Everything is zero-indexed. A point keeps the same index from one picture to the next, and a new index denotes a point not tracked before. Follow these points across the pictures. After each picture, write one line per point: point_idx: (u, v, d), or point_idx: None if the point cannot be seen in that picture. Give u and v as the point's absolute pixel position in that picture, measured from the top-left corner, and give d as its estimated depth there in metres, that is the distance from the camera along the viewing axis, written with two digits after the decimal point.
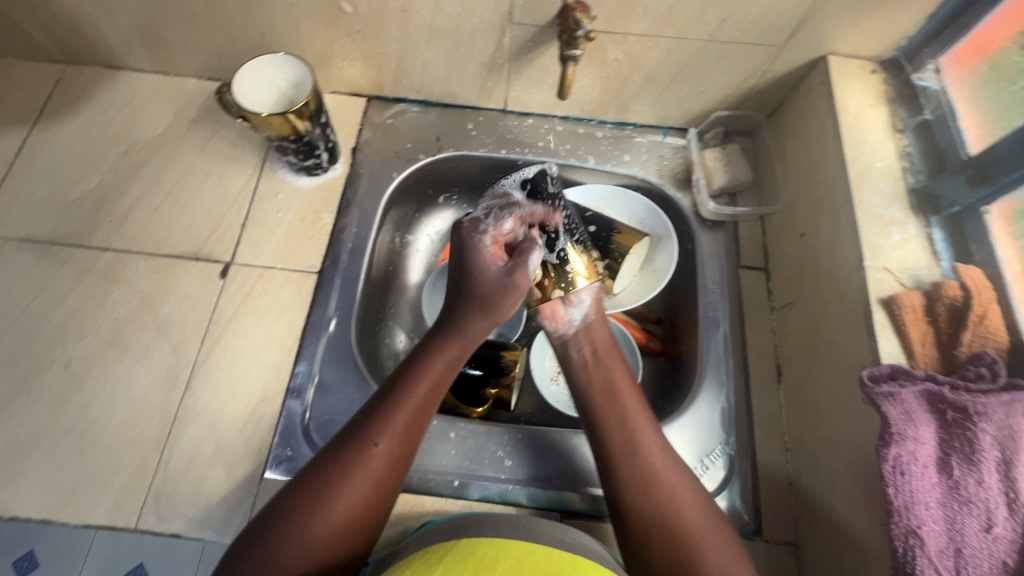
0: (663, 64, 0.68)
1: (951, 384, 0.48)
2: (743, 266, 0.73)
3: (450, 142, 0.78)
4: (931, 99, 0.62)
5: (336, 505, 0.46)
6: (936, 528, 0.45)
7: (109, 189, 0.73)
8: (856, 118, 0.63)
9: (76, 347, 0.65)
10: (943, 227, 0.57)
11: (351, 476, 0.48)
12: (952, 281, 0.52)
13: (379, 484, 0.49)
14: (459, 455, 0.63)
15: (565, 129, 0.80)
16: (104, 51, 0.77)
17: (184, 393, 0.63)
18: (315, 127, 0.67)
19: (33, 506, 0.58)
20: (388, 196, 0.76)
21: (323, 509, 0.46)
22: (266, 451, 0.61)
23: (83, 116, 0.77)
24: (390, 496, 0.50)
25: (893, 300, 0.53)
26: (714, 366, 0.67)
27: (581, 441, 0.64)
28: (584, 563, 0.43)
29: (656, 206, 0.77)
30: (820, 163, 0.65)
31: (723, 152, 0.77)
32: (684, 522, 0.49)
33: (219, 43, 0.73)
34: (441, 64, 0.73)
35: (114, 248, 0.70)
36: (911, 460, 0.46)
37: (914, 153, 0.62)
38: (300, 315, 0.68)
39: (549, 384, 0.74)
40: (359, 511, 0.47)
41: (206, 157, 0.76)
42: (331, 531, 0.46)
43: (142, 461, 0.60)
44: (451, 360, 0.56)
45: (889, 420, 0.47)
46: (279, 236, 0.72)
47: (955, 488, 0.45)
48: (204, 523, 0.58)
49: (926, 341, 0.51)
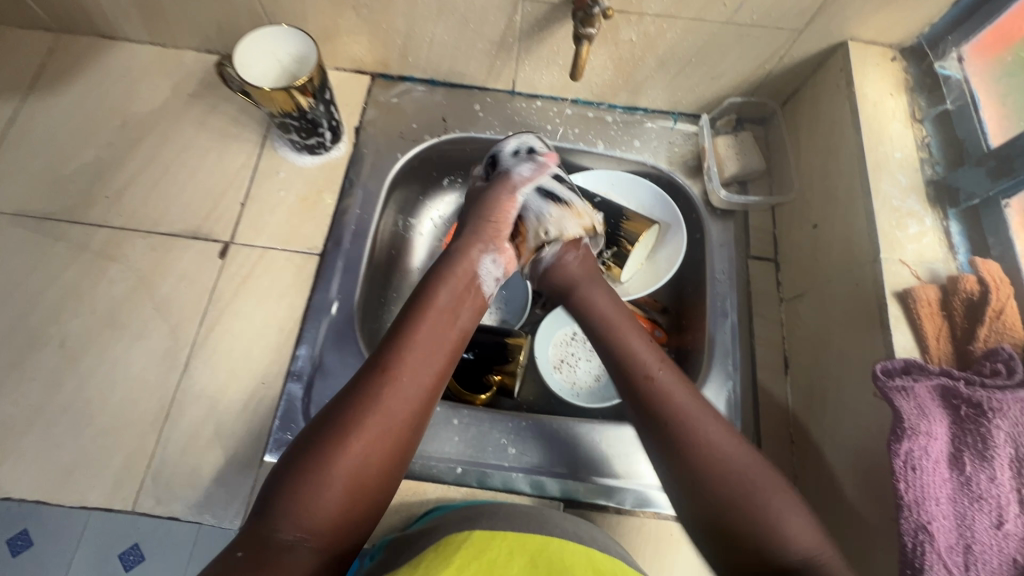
0: (678, 46, 0.67)
1: (966, 380, 0.47)
2: (752, 256, 0.72)
3: (456, 123, 0.76)
4: (950, 90, 0.61)
5: (353, 453, 0.45)
6: (946, 524, 0.44)
7: (105, 164, 0.71)
8: (875, 107, 0.62)
9: (71, 326, 0.63)
10: (960, 220, 0.56)
11: (363, 423, 0.46)
12: (970, 276, 0.50)
13: (386, 444, 0.46)
14: (462, 442, 0.62)
15: (574, 113, 0.78)
16: (99, 20, 0.74)
17: (182, 374, 0.62)
18: (318, 104, 0.65)
19: (28, 486, 0.57)
20: (392, 177, 0.74)
21: (337, 458, 0.44)
22: (266, 435, 0.60)
23: (77, 88, 0.75)
24: (400, 458, 0.48)
25: (908, 293, 0.52)
26: (721, 357, 0.66)
27: (586, 429, 0.63)
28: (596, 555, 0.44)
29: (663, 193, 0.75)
30: (836, 153, 0.64)
31: (735, 139, 0.76)
32: (730, 468, 0.48)
33: (219, 14, 0.70)
34: (449, 41, 0.70)
35: (110, 225, 0.68)
36: (922, 455, 0.45)
37: (933, 144, 0.61)
38: (301, 297, 0.66)
39: (552, 371, 0.73)
40: (380, 458, 0.46)
41: (205, 133, 0.74)
42: (352, 481, 0.44)
43: (140, 442, 0.59)
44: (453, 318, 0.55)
45: (902, 415, 0.46)
46: (280, 216, 0.70)
47: (967, 484, 0.45)
48: (204, 506, 0.57)
49: (941, 336, 0.50)
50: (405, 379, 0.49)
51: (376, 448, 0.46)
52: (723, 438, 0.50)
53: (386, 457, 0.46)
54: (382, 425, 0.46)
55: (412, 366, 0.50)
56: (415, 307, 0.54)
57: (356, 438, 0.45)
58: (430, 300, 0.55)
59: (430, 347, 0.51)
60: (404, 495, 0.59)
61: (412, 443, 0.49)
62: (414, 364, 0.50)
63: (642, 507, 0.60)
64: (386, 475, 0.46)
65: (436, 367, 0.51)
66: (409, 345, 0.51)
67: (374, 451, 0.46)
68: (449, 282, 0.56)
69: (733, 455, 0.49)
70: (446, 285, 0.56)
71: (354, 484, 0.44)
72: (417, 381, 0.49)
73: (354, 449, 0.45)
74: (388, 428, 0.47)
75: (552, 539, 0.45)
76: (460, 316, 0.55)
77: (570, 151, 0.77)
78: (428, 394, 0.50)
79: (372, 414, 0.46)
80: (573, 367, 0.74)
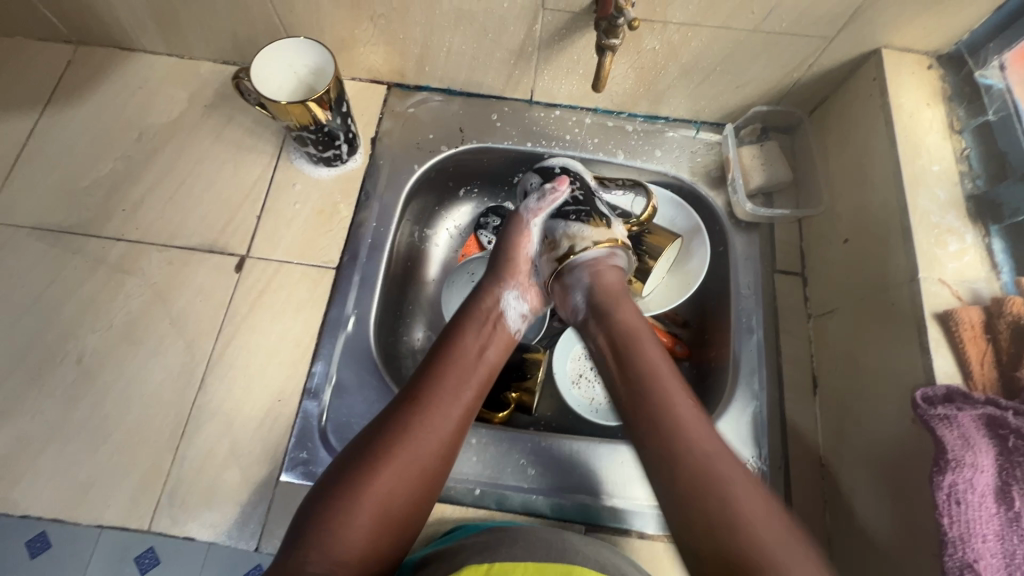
0: (704, 55, 0.65)
1: (1015, 410, 0.44)
2: (779, 270, 0.70)
3: (474, 133, 0.75)
4: (992, 99, 0.58)
5: (381, 485, 0.45)
6: (995, 564, 0.42)
7: (123, 176, 0.71)
8: (911, 117, 0.59)
9: (88, 341, 0.63)
10: (1004, 237, 0.54)
11: (394, 454, 0.47)
12: (1018, 297, 0.47)
13: (416, 477, 0.47)
14: (481, 462, 0.60)
15: (594, 122, 0.76)
16: (116, 32, 0.74)
17: (198, 391, 0.62)
18: (335, 116, 0.64)
19: (45, 504, 0.57)
20: (408, 188, 0.73)
21: (366, 490, 0.45)
22: (282, 453, 0.59)
23: (95, 99, 0.75)
24: (429, 492, 0.48)
25: (950, 315, 0.50)
26: (747, 376, 0.64)
27: (608, 450, 0.61)
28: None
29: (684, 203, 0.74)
30: (869, 165, 0.61)
31: (760, 149, 0.73)
32: (739, 512, 0.43)
33: (235, 25, 0.70)
34: (467, 51, 0.69)
35: (127, 239, 0.68)
36: (968, 488, 0.43)
37: (973, 156, 0.58)
38: (317, 312, 0.66)
39: (571, 387, 0.71)
40: (408, 490, 0.47)
41: (221, 144, 0.73)
42: (378, 514, 0.45)
43: (156, 460, 0.59)
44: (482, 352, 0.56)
45: (945, 445, 0.44)
46: (296, 229, 0.69)
47: (1016, 520, 0.42)
48: (219, 527, 0.56)
49: (985, 361, 0.48)
50: (434, 412, 0.50)
51: (405, 481, 0.46)
52: (741, 487, 0.45)
53: (414, 490, 0.47)
54: (411, 458, 0.47)
55: (443, 399, 0.51)
56: (445, 342, 0.56)
57: (386, 470, 0.46)
58: (461, 335, 0.56)
59: (461, 380, 0.52)
60: None
61: (441, 478, 0.49)
62: (443, 397, 0.51)
63: (666, 531, 0.58)
64: (413, 509, 0.47)
65: (466, 401, 0.52)
66: (439, 378, 0.52)
67: (402, 484, 0.46)
68: (479, 319, 0.58)
69: (760, 522, 0.43)
70: (475, 322, 0.58)
71: (380, 517, 0.45)
72: (447, 414, 0.50)
73: (382, 481, 0.46)
74: (417, 462, 0.47)
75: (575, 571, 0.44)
76: (488, 350, 0.57)
77: (590, 162, 0.75)
78: (458, 427, 0.51)
79: (402, 446, 0.47)
80: (592, 382, 0.72)
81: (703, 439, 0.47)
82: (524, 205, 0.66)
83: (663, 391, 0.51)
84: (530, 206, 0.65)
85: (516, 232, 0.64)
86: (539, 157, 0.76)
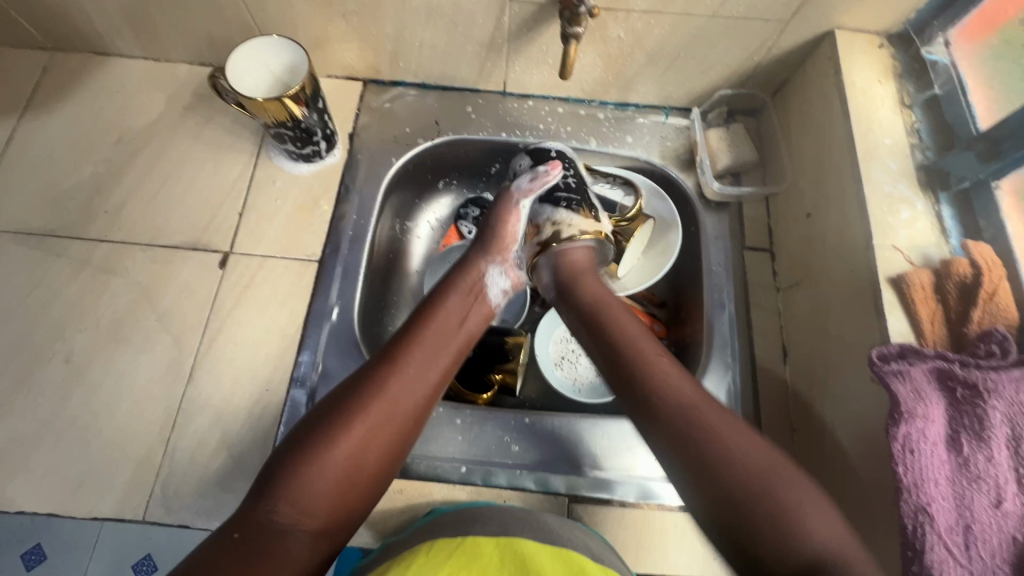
0: (666, 41, 0.67)
1: (961, 362, 0.47)
2: (748, 247, 0.72)
3: (450, 125, 0.77)
4: (939, 75, 0.61)
5: (351, 440, 0.47)
6: (945, 505, 0.44)
7: (104, 179, 0.72)
8: (863, 95, 0.62)
9: (76, 340, 0.64)
10: (951, 204, 0.57)
11: (367, 408, 0.49)
12: (963, 259, 0.51)
13: (383, 435, 0.49)
14: (466, 441, 0.63)
15: (566, 111, 0.78)
16: (92, 37, 0.74)
17: (187, 385, 0.63)
18: (312, 112, 0.66)
19: (40, 500, 0.58)
20: (387, 181, 0.74)
21: (337, 442, 0.47)
22: (272, 441, 0.61)
23: (73, 104, 0.76)
24: (398, 450, 0.50)
25: (902, 279, 0.53)
26: (720, 349, 0.67)
27: (589, 425, 0.63)
28: (594, 566, 0.44)
29: (658, 187, 0.76)
30: (827, 142, 0.64)
31: (727, 131, 0.76)
32: (752, 459, 0.46)
33: (210, 26, 0.71)
34: (439, 45, 0.71)
35: (111, 239, 0.69)
36: (920, 437, 0.46)
37: (922, 129, 0.61)
38: (302, 304, 0.67)
39: (554, 368, 0.74)
40: (378, 448, 0.48)
41: (201, 144, 0.75)
42: (347, 467, 0.46)
43: (148, 452, 0.60)
44: (458, 318, 0.58)
45: (899, 398, 0.47)
46: (278, 225, 0.71)
47: (964, 465, 0.45)
48: (212, 514, 0.58)
49: (935, 319, 0.51)
50: (410, 369, 0.52)
51: (374, 437, 0.48)
52: (721, 426, 0.48)
53: (384, 448, 0.49)
54: (383, 416, 0.49)
55: (418, 362, 0.53)
56: (424, 310, 0.57)
57: (357, 426, 0.48)
58: (440, 302, 0.58)
59: (437, 346, 0.55)
60: (409, 497, 0.60)
61: (410, 438, 0.51)
62: (420, 361, 0.53)
63: (647, 499, 0.60)
64: (383, 464, 0.49)
65: (440, 366, 0.54)
66: (416, 342, 0.54)
67: (373, 440, 0.48)
68: (459, 289, 0.60)
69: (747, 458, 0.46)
70: (454, 294, 0.59)
71: (348, 470, 0.46)
72: (421, 377, 0.52)
73: (352, 435, 0.47)
74: (389, 420, 0.49)
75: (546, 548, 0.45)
76: (468, 319, 0.59)
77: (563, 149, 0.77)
78: (431, 391, 0.52)
79: (374, 404, 0.49)
80: (574, 364, 0.74)
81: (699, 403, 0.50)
82: (516, 183, 0.66)
83: (642, 351, 0.54)
84: (523, 185, 0.65)
85: (505, 208, 0.65)
86: (514, 147, 0.77)
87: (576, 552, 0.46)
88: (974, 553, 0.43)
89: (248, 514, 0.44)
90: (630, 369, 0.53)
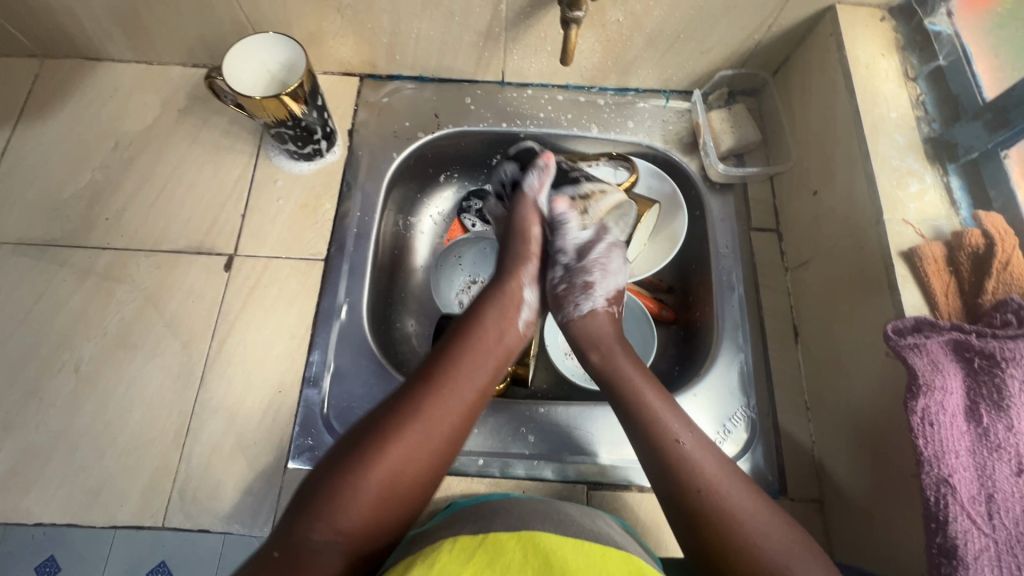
0: (666, 23, 0.66)
1: (977, 333, 0.47)
2: (754, 228, 0.72)
3: (449, 118, 0.76)
4: (942, 45, 0.60)
5: (392, 463, 0.47)
6: (967, 476, 0.45)
7: (103, 186, 0.71)
8: (867, 69, 0.62)
9: (84, 349, 0.64)
10: (960, 175, 0.57)
11: (411, 431, 0.48)
12: (974, 229, 0.51)
13: (427, 458, 0.48)
14: (482, 434, 0.63)
15: (566, 99, 0.78)
16: (82, 42, 0.73)
17: (199, 389, 0.63)
18: (311, 110, 0.65)
19: (57, 511, 0.58)
20: (389, 176, 0.74)
21: (378, 463, 0.46)
22: (288, 442, 0.61)
23: (66, 111, 0.74)
24: (437, 473, 0.50)
25: (914, 252, 0.53)
26: (731, 331, 0.67)
27: (602, 413, 0.64)
28: (617, 557, 0.44)
29: (659, 170, 0.76)
30: (831, 118, 0.64)
31: (728, 113, 0.76)
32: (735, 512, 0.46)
33: (202, 26, 0.70)
34: (436, 36, 0.70)
35: (113, 247, 0.68)
36: (939, 410, 0.46)
37: (928, 101, 0.60)
38: (310, 304, 0.67)
39: (565, 358, 0.74)
40: (416, 470, 0.48)
41: (199, 147, 0.74)
42: (386, 488, 0.46)
43: (164, 459, 0.60)
44: (500, 337, 0.58)
45: (917, 371, 0.47)
46: (281, 225, 0.70)
47: (984, 435, 0.45)
48: (232, 517, 0.58)
49: (949, 292, 0.51)
50: (452, 389, 0.52)
51: (415, 460, 0.48)
52: (720, 475, 0.48)
53: (423, 470, 0.48)
54: (423, 439, 0.49)
55: (458, 383, 0.53)
56: (462, 329, 0.57)
57: (398, 448, 0.47)
58: (481, 318, 0.58)
59: (476, 365, 0.55)
60: None
61: (449, 459, 0.50)
62: (459, 381, 0.53)
63: None
64: (421, 487, 0.48)
65: (479, 384, 0.54)
66: (455, 361, 0.54)
67: (413, 462, 0.48)
68: (497, 306, 0.60)
69: (752, 522, 0.45)
70: (489, 313, 0.59)
71: (388, 492, 0.46)
72: (461, 397, 0.52)
73: (393, 455, 0.47)
74: (430, 442, 0.49)
75: (570, 540, 0.44)
76: (505, 336, 0.58)
77: (563, 136, 0.77)
78: (470, 412, 0.52)
79: (414, 425, 0.49)
80: None
81: (699, 452, 0.50)
82: (525, 184, 0.69)
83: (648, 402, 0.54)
84: (533, 184, 0.68)
85: (526, 212, 0.67)
86: (514, 137, 0.77)
87: (599, 544, 0.45)
88: (998, 521, 0.43)
89: (286, 532, 0.43)
90: (634, 417, 0.53)
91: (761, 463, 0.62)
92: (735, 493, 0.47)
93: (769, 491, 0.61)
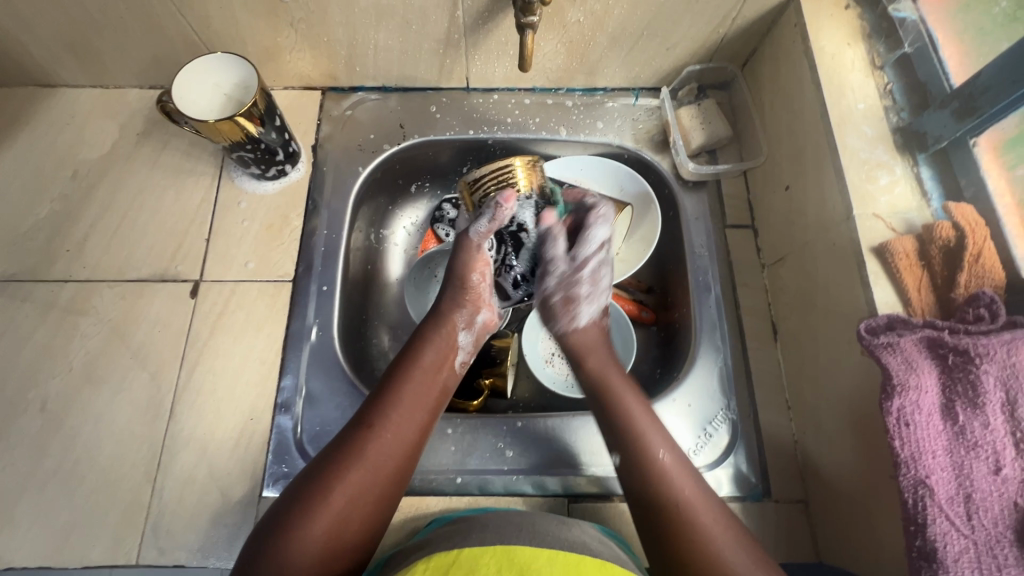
0: (628, 22, 0.65)
1: (950, 329, 0.47)
2: (729, 225, 0.71)
3: (414, 128, 0.75)
4: (908, 31, 0.59)
5: (335, 502, 0.46)
6: (945, 476, 0.44)
7: (63, 216, 0.69)
8: (833, 60, 0.60)
9: (50, 386, 0.62)
10: (930, 164, 0.55)
11: (354, 474, 0.48)
12: (945, 221, 0.49)
13: (369, 494, 0.48)
14: (459, 451, 0.62)
15: (533, 102, 0.76)
16: (34, 69, 0.72)
17: (169, 421, 0.61)
18: (269, 130, 0.64)
19: (27, 555, 0.56)
20: (356, 192, 0.72)
21: (318, 511, 0.46)
22: (262, 471, 0.60)
23: (21, 142, 0.73)
24: (384, 505, 0.49)
25: (885, 247, 0.51)
26: (709, 333, 0.66)
27: (580, 423, 0.63)
28: (591, 563, 0.43)
29: (608, 159, 0.74)
30: (800, 111, 0.62)
31: (698, 108, 0.74)
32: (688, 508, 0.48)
33: (155, 47, 0.68)
34: (394, 46, 0.68)
35: (75, 279, 0.67)
36: (914, 410, 0.45)
37: (895, 90, 0.59)
38: (279, 327, 0.66)
39: (544, 366, 0.73)
40: (359, 514, 0.47)
41: (160, 171, 0.72)
42: (330, 535, 0.45)
43: (136, 494, 0.59)
44: (440, 379, 0.56)
45: (890, 372, 0.46)
46: (247, 247, 0.69)
47: (960, 433, 0.44)
48: (207, 551, 0.56)
49: (922, 287, 0.50)
50: (388, 432, 0.51)
51: (358, 503, 0.48)
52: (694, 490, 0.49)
53: (365, 507, 0.48)
54: (363, 480, 0.48)
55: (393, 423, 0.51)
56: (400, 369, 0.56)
57: (338, 492, 0.47)
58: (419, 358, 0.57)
59: (413, 407, 0.53)
60: (406, 514, 0.59)
61: (392, 496, 0.50)
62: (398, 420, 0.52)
63: None
64: (367, 523, 0.48)
65: (418, 425, 0.53)
66: (394, 399, 0.53)
67: (354, 509, 0.47)
68: (435, 346, 0.58)
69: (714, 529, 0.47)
70: (429, 347, 0.58)
71: (327, 546, 0.45)
72: (399, 439, 0.51)
73: (335, 505, 0.46)
74: (353, 500, 0.47)
75: (545, 551, 0.43)
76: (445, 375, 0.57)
77: (533, 142, 0.75)
78: (410, 451, 0.52)
79: (357, 467, 0.48)
80: (565, 360, 0.74)
81: (654, 436, 0.53)
82: (473, 225, 0.63)
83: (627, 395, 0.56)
84: (478, 227, 0.62)
85: (467, 257, 0.62)
86: (483, 144, 0.75)
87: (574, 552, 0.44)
88: (977, 522, 0.43)
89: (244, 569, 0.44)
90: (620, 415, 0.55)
91: (744, 467, 0.60)
92: (682, 474, 0.51)
93: (753, 494, 0.60)
